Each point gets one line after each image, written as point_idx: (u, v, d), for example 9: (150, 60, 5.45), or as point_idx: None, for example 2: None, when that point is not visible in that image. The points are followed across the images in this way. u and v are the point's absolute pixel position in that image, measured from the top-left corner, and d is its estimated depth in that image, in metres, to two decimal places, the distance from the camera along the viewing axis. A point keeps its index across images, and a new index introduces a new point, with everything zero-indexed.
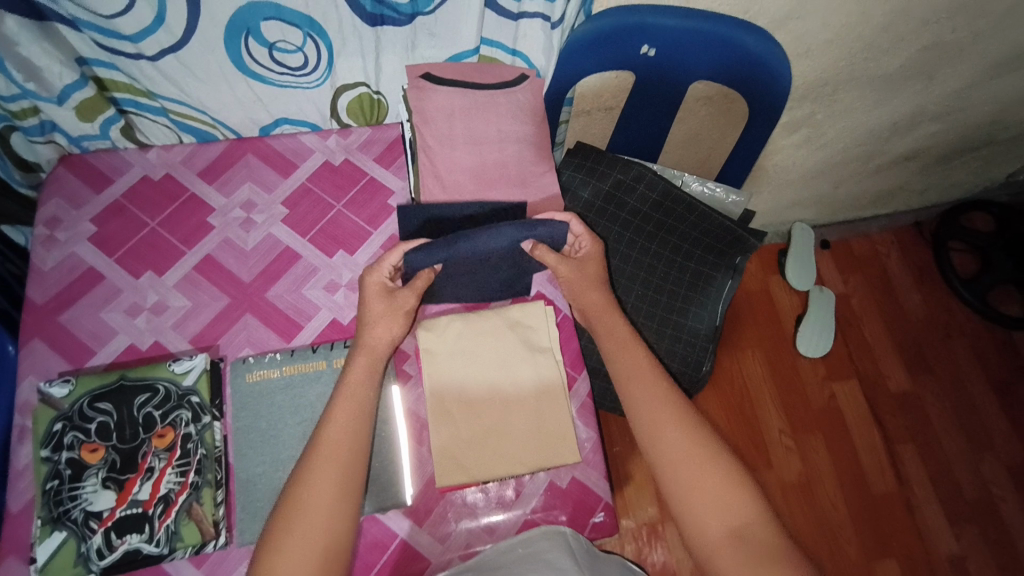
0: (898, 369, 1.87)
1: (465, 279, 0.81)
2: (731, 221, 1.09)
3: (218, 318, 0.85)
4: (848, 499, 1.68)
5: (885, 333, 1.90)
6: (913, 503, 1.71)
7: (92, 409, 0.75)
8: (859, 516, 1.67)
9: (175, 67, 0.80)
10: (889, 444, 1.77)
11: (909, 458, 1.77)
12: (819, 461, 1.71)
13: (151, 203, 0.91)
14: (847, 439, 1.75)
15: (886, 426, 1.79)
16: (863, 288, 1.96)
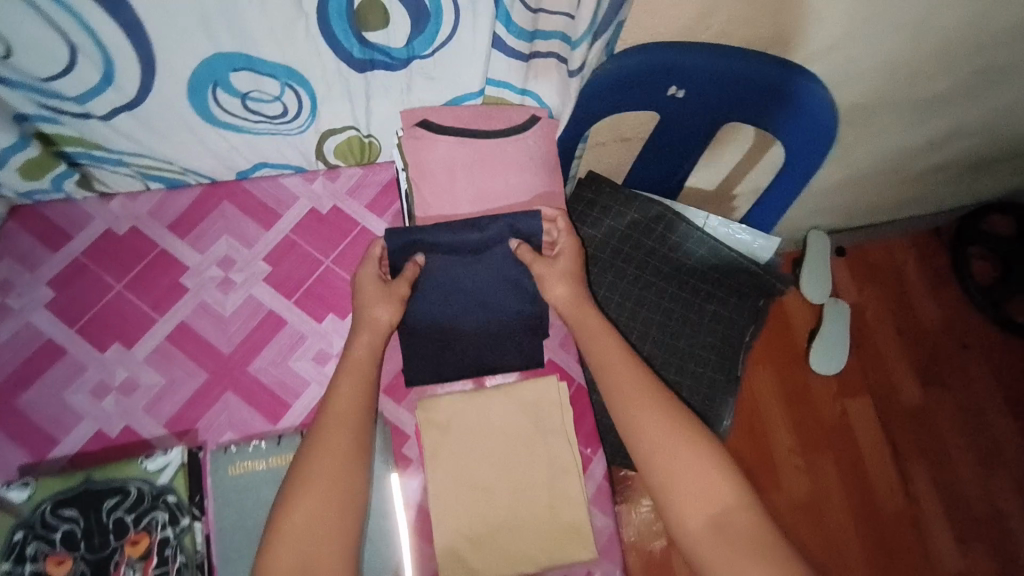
0: (911, 383, 1.76)
1: (457, 304, 0.77)
2: (754, 265, 1.02)
3: (195, 398, 0.77)
4: (856, 517, 1.61)
5: (899, 344, 1.79)
6: (920, 521, 1.64)
7: (55, 516, 0.67)
8: (867, 535, 1.60)
9: (131, 124, 0.70)
10: (900, 461, 1.68)
11: (922, 476, 1.68)
12: (828, 479, 1.64)
13: (115, 262, 0.80)
14: (857, 457, 1.67)
15: (898, 443, 1.70)
16: (878, 298, 1.83)
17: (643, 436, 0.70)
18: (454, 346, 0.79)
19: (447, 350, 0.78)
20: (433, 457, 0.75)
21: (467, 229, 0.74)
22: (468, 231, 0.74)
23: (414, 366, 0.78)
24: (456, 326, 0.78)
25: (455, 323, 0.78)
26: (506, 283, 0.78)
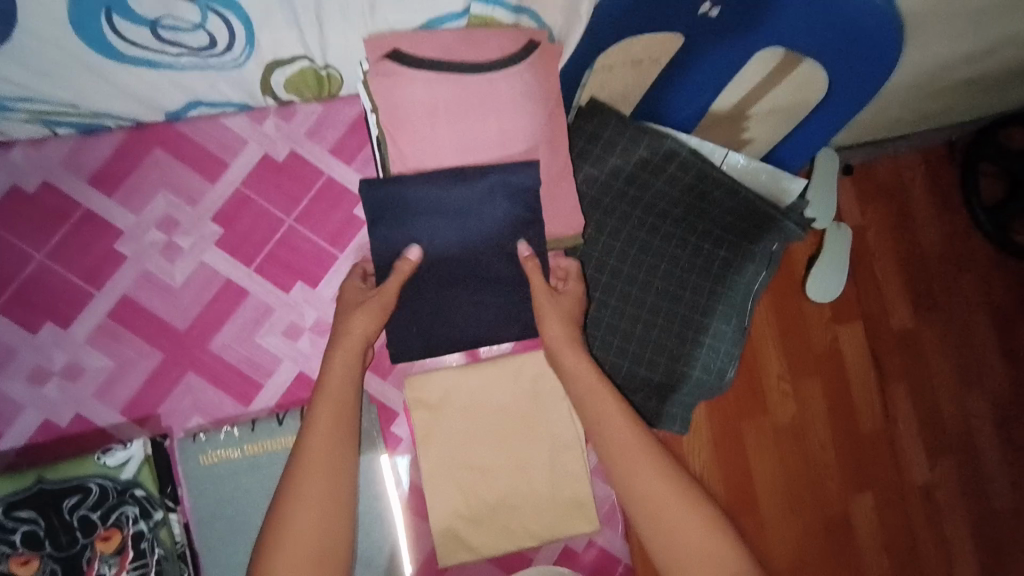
0: (904, 306, 1.62)
1: (444, 276, 0.67)
2: (771, 208, 0.91)
3: (151, 381, 0.69)
4: (838, 441, 1.53)
5: (897, 268, 1.62)
6: (896, 441, 1.58)
7: (11, 519, 0.61)
8: (845, 456, 1.54)
9: (7, 65, 0.53)
10: (883, 386, 1.59)
11: (905, 401, 1.60)
12: (816, 405, 1.53)
13: (33, 226, 0.68)
14: (845, 382, 1.55)
15: (884, 368, 1.59)
16: (882, 218, 1.63)
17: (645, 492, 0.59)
18: (444, 323, 0.68)
19: (438, 327, 0.68)
20: (425, 439, 0.70)
21: (454, 186, 0.64)
22: (454, 189, 0.64)
23: (399, 346, 0.68)
24: (443, 302, 0.68)
25: (441, 300, 0.67)
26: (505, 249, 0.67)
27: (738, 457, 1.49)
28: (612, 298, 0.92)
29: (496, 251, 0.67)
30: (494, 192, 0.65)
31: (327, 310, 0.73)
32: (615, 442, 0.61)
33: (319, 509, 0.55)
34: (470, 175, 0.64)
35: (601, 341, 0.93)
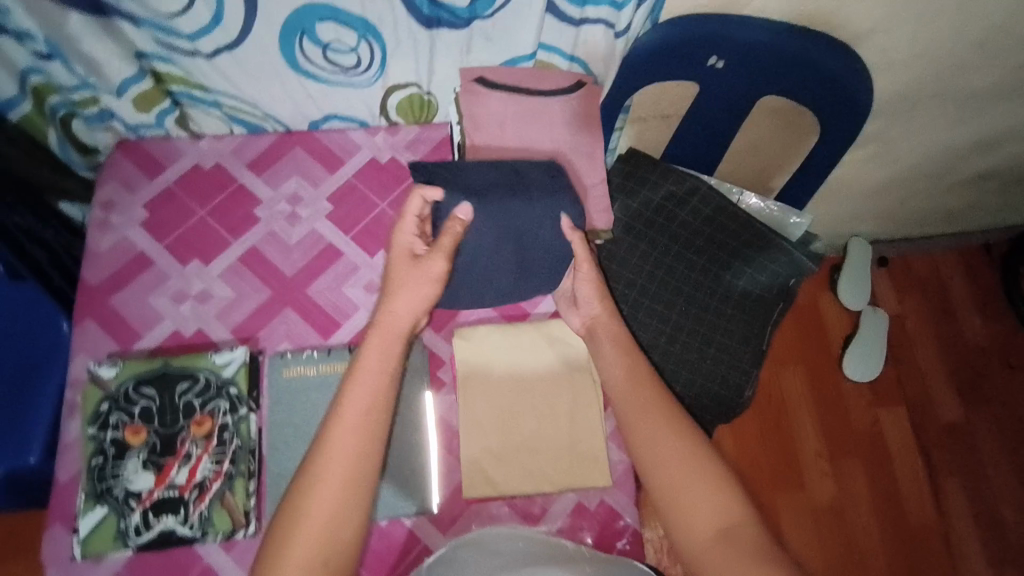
0: (952, 400, 1.57)
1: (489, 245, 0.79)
2: (784, 243, 1.05)
3: (260, 310, 0.87)
4: (885, 531, 1.44)
5: (940, 359, 1.60)
6: (954, 545, 1.45)
7: (136, 393, 0.77)
8: (895, 550, 1.43)
9: (230, 65, 0.83)
10: (935, 480, 1.49)
11: (963, 505, 1.49)
12: (857, 488, 1.47)
13: (202, 191, 0.92)
14: (890, 469, 1.49)
15: (934, 461, 1.51)
16: (921, 310, 1.65)
17: (643, 425, 0.73)
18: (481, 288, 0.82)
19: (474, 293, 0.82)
20: (464, 382, 0.82)
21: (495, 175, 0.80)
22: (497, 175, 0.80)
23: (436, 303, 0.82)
24: (485, 271, 0.81)
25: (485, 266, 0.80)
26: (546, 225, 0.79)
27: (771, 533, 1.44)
28: (640, 312, 1.04)
29: (560, 220, 0.79)
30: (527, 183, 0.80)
31: None
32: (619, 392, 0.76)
33: (366, 402, 0.69)
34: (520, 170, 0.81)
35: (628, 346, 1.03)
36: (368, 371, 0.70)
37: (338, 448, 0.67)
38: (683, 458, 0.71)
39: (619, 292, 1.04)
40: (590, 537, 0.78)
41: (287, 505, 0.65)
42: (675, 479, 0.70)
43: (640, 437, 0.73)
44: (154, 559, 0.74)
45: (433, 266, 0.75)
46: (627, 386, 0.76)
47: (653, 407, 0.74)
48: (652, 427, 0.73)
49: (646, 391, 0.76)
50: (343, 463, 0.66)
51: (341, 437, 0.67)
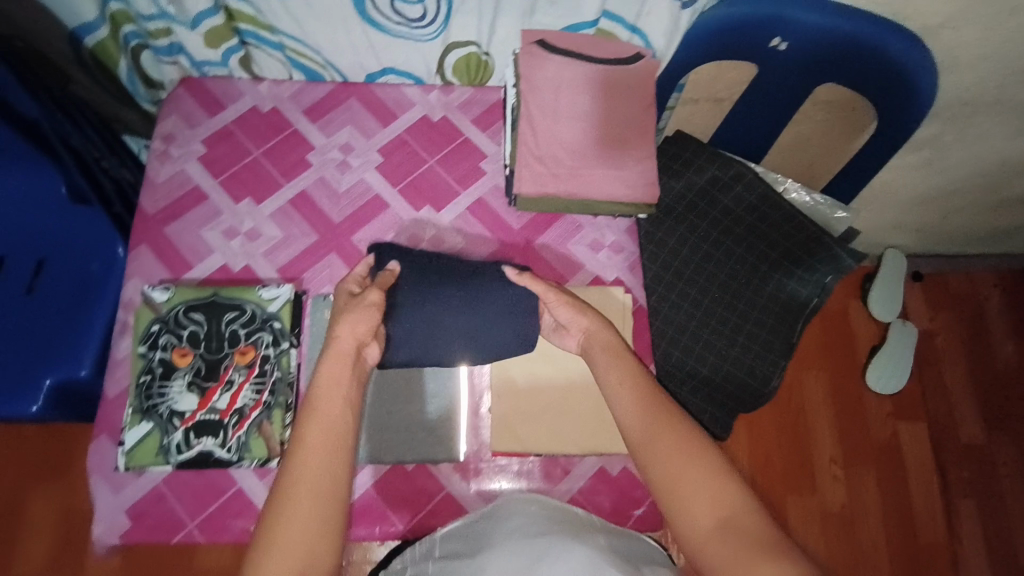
0: (974, 419, 1.55)
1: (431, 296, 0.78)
2: (826, 237, 1.03)
3: (305, 253, 0.89)
4: (892, 543, 1.42)
5: (966, 378, 1.58)
6: (960, 563, 1.44)
7: (186, 317, 0.81)
8: (900, 563, 1.41)
9: (300, 7, 0.85)
10: (947, 497, 1.48)
11: (972, 522, 1.48)
12: (869, 497, 1.45)
13: (258, 132, 0.94)
14: (904, 483, 1.47)
15: (948, 478, 1.50)
16: (953, 327, 1.62)
17: (661, 453, 0.64)
18: (437, 333, 0.77)
19: (429, 337, 0.77)
20: None
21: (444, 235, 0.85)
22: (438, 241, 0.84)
23: (390, 351, 0.76)
24: (434, 326, 0.77)
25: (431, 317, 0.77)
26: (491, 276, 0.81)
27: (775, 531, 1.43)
28: (672, 294, 1.04)
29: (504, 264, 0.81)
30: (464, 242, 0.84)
31: (443, 230, 0.92)
32: (625, 411, 0.69)
33: (337, 397, 0.65)
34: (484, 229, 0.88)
35: (659, 326, 1.02)
36: (329, 368, 0.67)
37: (314, 453, 0.61)
38: (718, 492, 0.61)
39: (653, 272, 1.03)
40: (608, 501, 0.80)
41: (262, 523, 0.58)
42: (702, 512, 0.61)
43: (661, 469, 0.64)
44: (192, 478, 0.78)
45: (371, 294, 0.73)
46: (625, 389, 0.70)
47: (669, 430, 0.66)
48: (672, 453, 0.64)
49: (662, 410, 0.67)
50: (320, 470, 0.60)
51: (312, 440, 0.62)
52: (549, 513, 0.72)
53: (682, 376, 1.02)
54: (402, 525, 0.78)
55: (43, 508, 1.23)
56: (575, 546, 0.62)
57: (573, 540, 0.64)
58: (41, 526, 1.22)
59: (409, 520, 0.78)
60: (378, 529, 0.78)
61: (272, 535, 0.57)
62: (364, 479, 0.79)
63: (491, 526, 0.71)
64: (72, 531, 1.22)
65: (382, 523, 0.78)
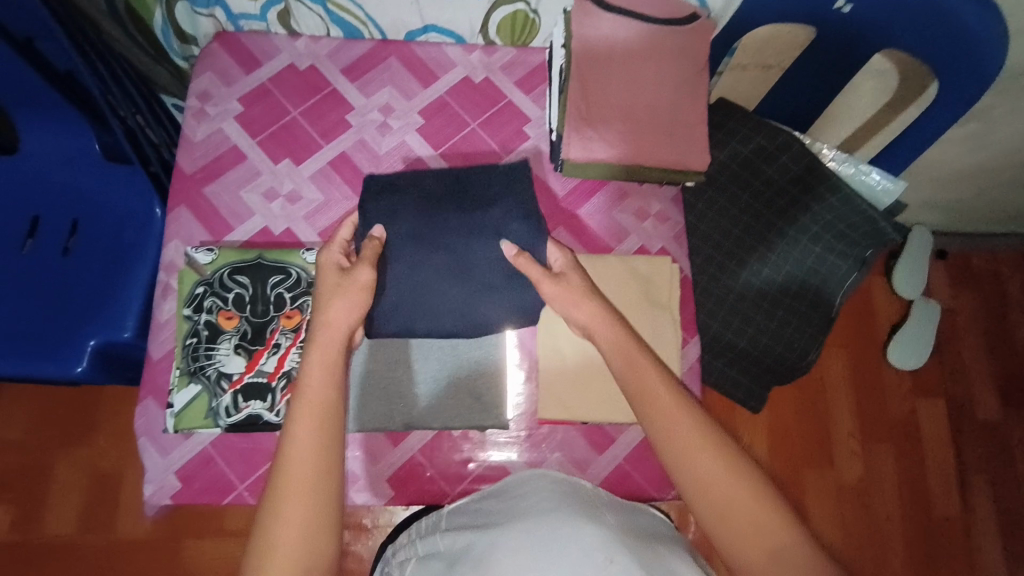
0: (994, 399, 1.53)
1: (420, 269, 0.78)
2: (871, 210, 1.00)
3: (347, 217, 0.87)
4: (906, 516, 1.42)
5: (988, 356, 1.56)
6: (976, 538, 1.43)
7: (231, 280, 0.80)
8: (912, 535, 1.41)
9: None
10: (966, 474, 1.47)
11: (989, 502, 1.46)
12: (885, 471, 1.45)
13: (296, 91, 0.91)
14: (919, 459, 1.47)
15: (968, 456, 1.48)
16: (977, 305, 1.59)
17: (687, 453, 0.62)
18: (421, 303, 0.78)
19: (415, 307, 0.77)
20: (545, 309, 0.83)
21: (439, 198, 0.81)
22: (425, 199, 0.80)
23: (377, 320, 0.77)
24: (418, 296, 0.77)
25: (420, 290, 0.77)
26: (488, 245, 0.78)
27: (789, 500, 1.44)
28: (713, 266, 1.04)
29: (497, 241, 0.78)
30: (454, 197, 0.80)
31: None
32: (645, 406, 0.65)
33: (329, 390, 0.64)
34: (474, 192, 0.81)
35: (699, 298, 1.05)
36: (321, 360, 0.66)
37: (305, 453, 0.60)
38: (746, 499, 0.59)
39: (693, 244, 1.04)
40: (655, 469, 0.81)
41: (260, 517, 0.58)
42: (746, 538, 0.58)
43: (682, 470, 0.62)
44: (240, 441, 0.79)
45: (361, 275, 0.72)
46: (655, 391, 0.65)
47: (695, 430, 0.63)
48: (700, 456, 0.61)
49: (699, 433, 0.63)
50: (314, 471, 0.59)
51: (307, 437, 0.61)
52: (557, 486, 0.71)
53: (720, 347, 1.05)
54: (451, 488, 0.80)
55: (75, 470, 1.24)
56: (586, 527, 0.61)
57: (582, 518, 0.63)
58: (74, 487, 1.23)
59: (456, 483, 0.80)
60: (426, 491, 0.79)
61: (271, 533, 0.57)
62: (413, 442, 0.80)
63: (500, 503, 0.71)
64: (105, 492, 1.23)
65: (430, 485, 0.79)
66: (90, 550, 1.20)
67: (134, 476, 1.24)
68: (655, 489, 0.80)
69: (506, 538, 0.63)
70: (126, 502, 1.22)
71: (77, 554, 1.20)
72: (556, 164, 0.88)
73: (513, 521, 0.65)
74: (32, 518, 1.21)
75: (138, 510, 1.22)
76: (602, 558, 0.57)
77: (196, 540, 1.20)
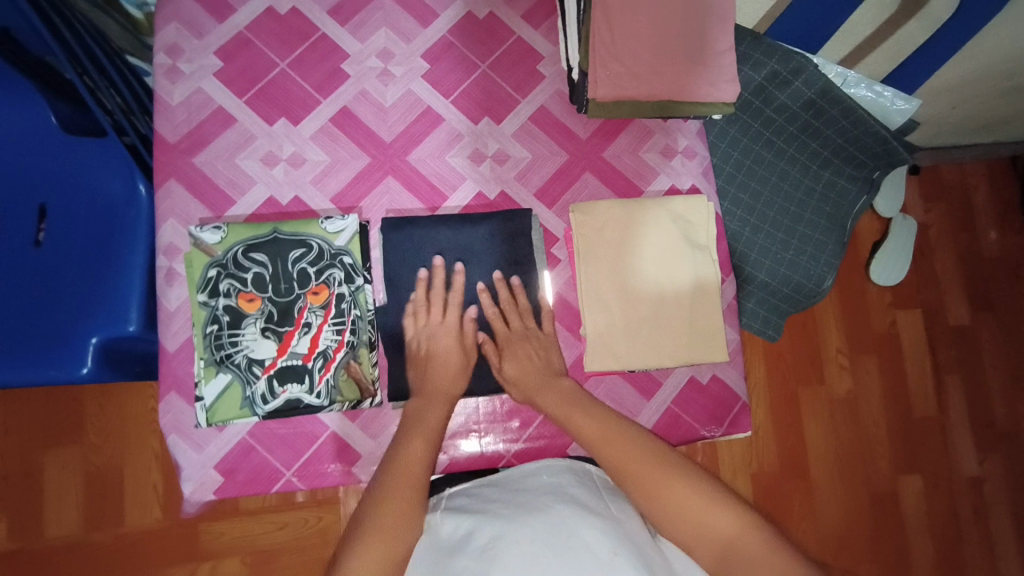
0: (1013, 299, 1.31)
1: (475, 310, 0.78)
2: (883, 129, 0.95)
3: (359, 178, 0.80)
4: (896, 433, 1.24)
5: (1010, 254, 1.33)
6: (933, 444, 1.25)
7: (246, 259, 0.74)
8: (912, 452, 1.24)
9: None
10: (894, 378, 1.25)
11: (960, 413, 1.27)
12: (869, 389, 1.24)
13: (280, 40, 0.81)
14: (871, 371, 1.25)
15: (926, 360, 1.27)
16: (963, 208, 1.33)
17: (666, 504, 0.61)
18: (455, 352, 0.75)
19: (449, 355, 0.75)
20: (581, 260, 0.80)
21: (459, 236, 0.78)
22: (450, 265, 0.78)
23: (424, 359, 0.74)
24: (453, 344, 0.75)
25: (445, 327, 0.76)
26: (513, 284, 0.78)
27: (787, 434, 1.20)
28: (729, 199, 1.01)
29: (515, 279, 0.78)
30: (479, 263, 0.78)
31: (507, 143, 0.84)
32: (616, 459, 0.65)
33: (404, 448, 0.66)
34: (473, 220, 0.78)
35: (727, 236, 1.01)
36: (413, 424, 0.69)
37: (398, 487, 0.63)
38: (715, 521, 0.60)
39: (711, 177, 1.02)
40: (704, 408, 0.83)
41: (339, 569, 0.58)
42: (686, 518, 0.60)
43: (664, 519, 0.61)
44: (279, 427, 0.75)
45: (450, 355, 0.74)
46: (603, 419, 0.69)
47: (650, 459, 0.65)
48: (694, 505, 0.61)
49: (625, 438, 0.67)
50: (413, 497, 0.63)
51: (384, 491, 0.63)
52: (559, 478, 0.69)
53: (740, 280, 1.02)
54: (506, 449, 0.79)
55: (65, 471, 1.01)
56: (595, 520, 0.60)
57: (588, 511, 0.62)
58: (67, 490, 1.00)
59: (511, 445, 0.79)
60: (482, 454, 0.79)
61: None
62: (465, 410, 0.79)
63: (505, 493, 0.67)
64: (103, 491, 1.01)
65: (485, 451, 0.79)
66: (89, 566, 0.99)
67: (135, 465, 1.02)
68: (704, 427, 0.83)
69: (518, 529, 0.59)
70: (130, 495, 1.01)
71: (83, 561, 0.99)
72: (578, 106, 0.83)
73: (522, 516, 0.61)
74: (15, 532, 0.99)
75: (145, 502, 1.01)
76: (606, 548, 0.57)
77: (212, 523, 1.01)
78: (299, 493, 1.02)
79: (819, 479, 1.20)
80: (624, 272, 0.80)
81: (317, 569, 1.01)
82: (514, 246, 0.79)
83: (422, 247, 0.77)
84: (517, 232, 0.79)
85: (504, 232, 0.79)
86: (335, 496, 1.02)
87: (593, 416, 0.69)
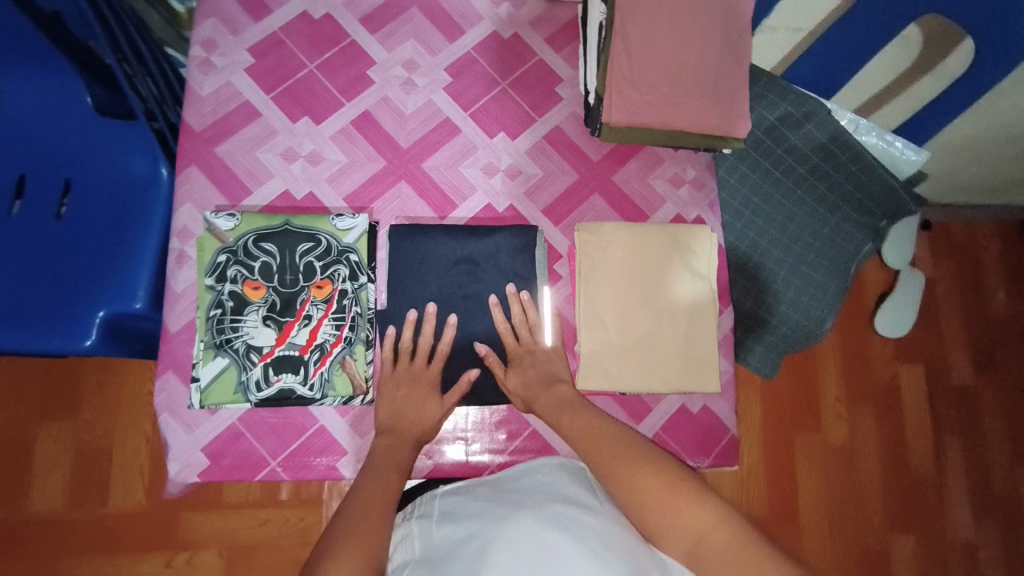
0: (1016, 362, 1.31)
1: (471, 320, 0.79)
2: (891, 178, 1.00)
3: (372, 180, 0.82)
4: (890, 487, 1.22)
5: (1015, 317, 1.32)
6: (927, 501, 1.23)
7: (256, 248, 0.76)
8: (905, 508, 1.22)
9: None
10: (892, 431, 1.24)
11: (957, 473, 1.25)
12: (865, 439, 1.23)
13: (312, 43, 0.85)
14: (868, 421, 1.24)
15: (925, 416, 1.26)
16: (972, 267, 1.33)
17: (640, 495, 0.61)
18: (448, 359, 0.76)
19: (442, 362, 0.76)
20: (582, 280, 0.81)
21: (463, 245, 0.79)
22: (452, 273, 0.79)
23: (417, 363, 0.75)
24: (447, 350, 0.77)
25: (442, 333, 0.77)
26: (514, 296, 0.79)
27: (779, 477, 1.19)
28: (734, 234, 1.01)
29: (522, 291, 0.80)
30: (482, 274, 0.80)
31: (519, 159, 0.86)
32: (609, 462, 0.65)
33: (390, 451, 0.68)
34: (478, 232, 0.80)
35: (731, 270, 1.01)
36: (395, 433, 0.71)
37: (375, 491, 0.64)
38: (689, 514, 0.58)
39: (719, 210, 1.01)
40: (693, 437, 0.83)
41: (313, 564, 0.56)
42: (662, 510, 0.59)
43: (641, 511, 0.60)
44: (270, 416, 0.76)
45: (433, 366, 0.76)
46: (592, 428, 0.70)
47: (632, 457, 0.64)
48: (669, 499, 0.59)
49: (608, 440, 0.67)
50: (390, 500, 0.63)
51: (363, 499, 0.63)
52: (555, 477, 0.69)
53: (743, 317, 1.01)
54: (491, 460, 0.79)
55: (55, 444, 1.02)
56: (588, 517, 0.61)
57: (581, 508, 0.63)
58: (55, 465, 1.01)
59: (496, 456, 0.79)
60: (466, 463, 0.79)
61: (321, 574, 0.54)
62: (454, 417, 0.80)
63: (498, 493, 0.67)
64: (91, 470, 1.01)
65: (470, 459, 0.79)
66: (67, 542, 0.99)
67: (124, 446, 1.02)
68: (691, 457, 0.83)
69: (514, 529, 0.59)
70: (117, 476, 1.01)
71: (62, 538, 0.99)
72: (593, 129, 0.86)
73: (517, 513, 0.61)
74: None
75: (130, 485, 1.01)
76: (598, 543, 0.57)
77: (193, 511, 1.01)
78: (283, 490, 1.02)
79: (809, 527, 1.18)
80: (624, 294, 0.81)
81: (292, 569, 1.00)
82: (517, 259, 0.80)
83: (427, 253, 0.79)
84: (522, 247, 0.81)
85: (509, 245, 0.80)
86: (319, 496, 1.02)
87: (580, 430, 0.70)
